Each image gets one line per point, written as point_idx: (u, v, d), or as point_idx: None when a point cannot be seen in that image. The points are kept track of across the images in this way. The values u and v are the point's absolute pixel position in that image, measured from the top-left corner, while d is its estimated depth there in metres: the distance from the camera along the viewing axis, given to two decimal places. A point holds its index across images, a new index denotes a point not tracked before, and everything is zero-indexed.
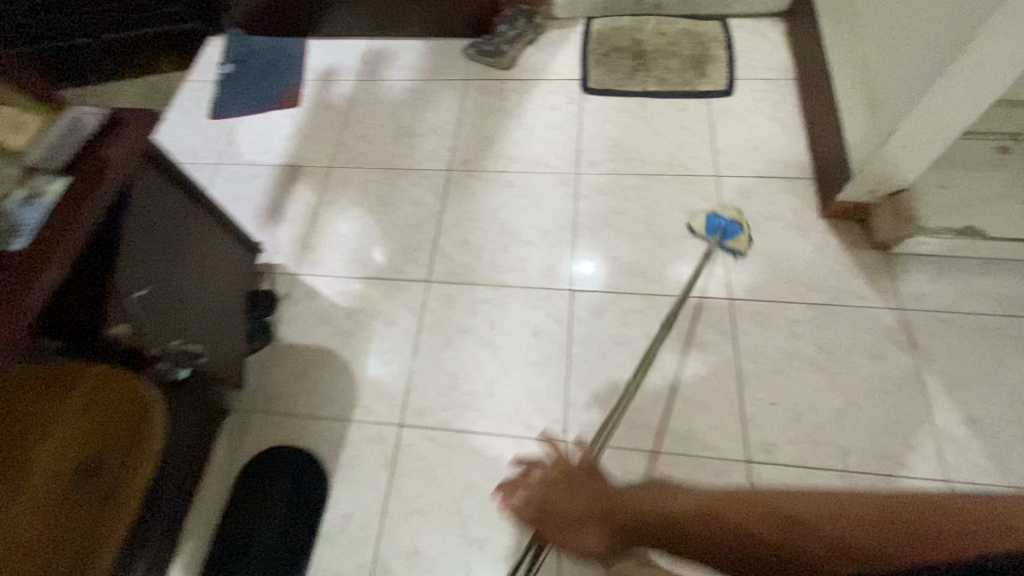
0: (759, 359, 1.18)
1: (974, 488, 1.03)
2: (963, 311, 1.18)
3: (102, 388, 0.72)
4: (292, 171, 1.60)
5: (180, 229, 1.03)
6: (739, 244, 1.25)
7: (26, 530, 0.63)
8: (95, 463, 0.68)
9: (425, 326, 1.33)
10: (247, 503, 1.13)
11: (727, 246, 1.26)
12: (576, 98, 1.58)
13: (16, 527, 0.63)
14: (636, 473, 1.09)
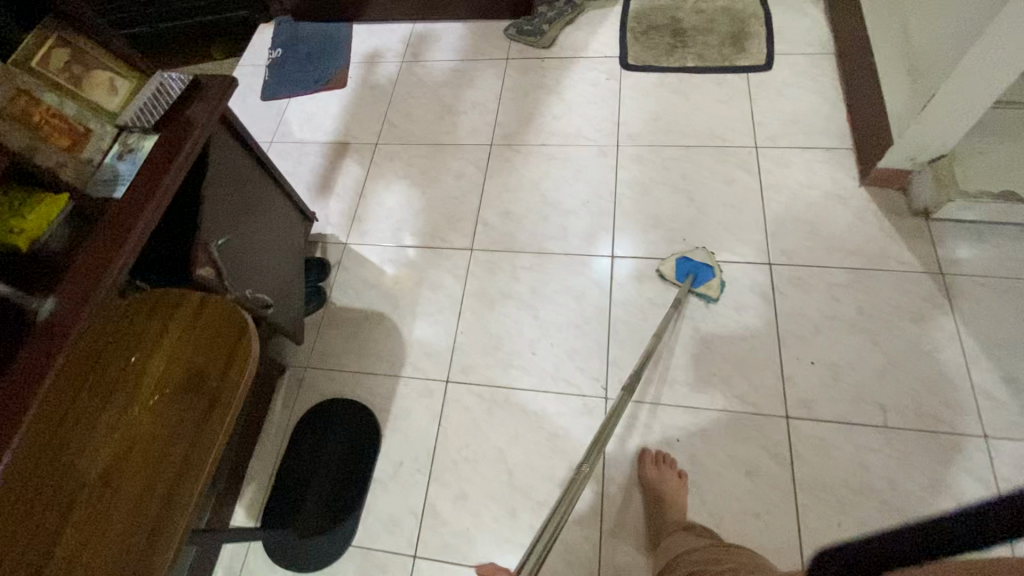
0: (798, 321, 1.21)
1: (1013, 445, 1.05)
2: (1003, 276, 1.19)
3: (203, 311, 0.79)
4: (341, 147, 1.68)
5: (251, 191, 1.10)
6: (708, 290, 1.25)
7: (144, 427, 0.71)
8: (197, 377, 0.74)
9: (470, 290, 1.38)
10: (306, 449, 1.21)
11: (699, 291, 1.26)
12: (616, 75, 1.63)
13: (135, 424, 0.71)
14: (676, 426, 1.14)
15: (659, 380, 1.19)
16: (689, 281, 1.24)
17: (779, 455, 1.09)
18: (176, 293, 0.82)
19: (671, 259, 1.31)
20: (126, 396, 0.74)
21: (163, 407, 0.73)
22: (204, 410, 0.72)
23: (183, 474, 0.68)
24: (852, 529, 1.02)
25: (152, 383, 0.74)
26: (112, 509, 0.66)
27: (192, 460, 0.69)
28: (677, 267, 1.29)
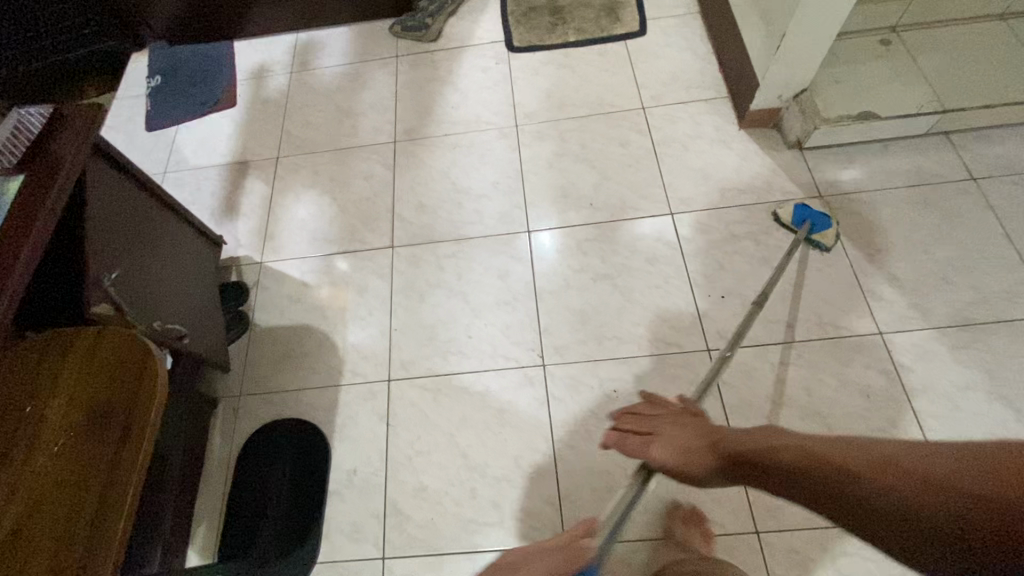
0: (706, 261, 1.30)
1: (903, 334, 1.18)
2: (872, 189, 1.33)
3: (100, 345, 0.75)
4: (241, 167, 1.63)
5: (142, 219, 1.05)
6: (824, 239, 1.26)
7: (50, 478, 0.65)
8: (101, 415, 0.70)
9: (396, 287, 1.38)
10: (255, 478, 1.17)
11: (814, 239, 1.27)
12: (504, 59, 1.68)
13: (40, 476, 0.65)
14: (612, 377, 1.21)
15: (590, 338, 1.26)
16: (809, 227, 1.25)
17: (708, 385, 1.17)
18: (66, 334, 0.76)
19: (789, 205, 1.32)
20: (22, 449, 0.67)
21: (62, 456, 0.67)
22: (113, 446, 0.68)
23: (100, 517, 0.63)
24: None
25: (50, 432, 0.69)
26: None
27: (112, 495, 0.65)
28: (794, 212, 1.29)
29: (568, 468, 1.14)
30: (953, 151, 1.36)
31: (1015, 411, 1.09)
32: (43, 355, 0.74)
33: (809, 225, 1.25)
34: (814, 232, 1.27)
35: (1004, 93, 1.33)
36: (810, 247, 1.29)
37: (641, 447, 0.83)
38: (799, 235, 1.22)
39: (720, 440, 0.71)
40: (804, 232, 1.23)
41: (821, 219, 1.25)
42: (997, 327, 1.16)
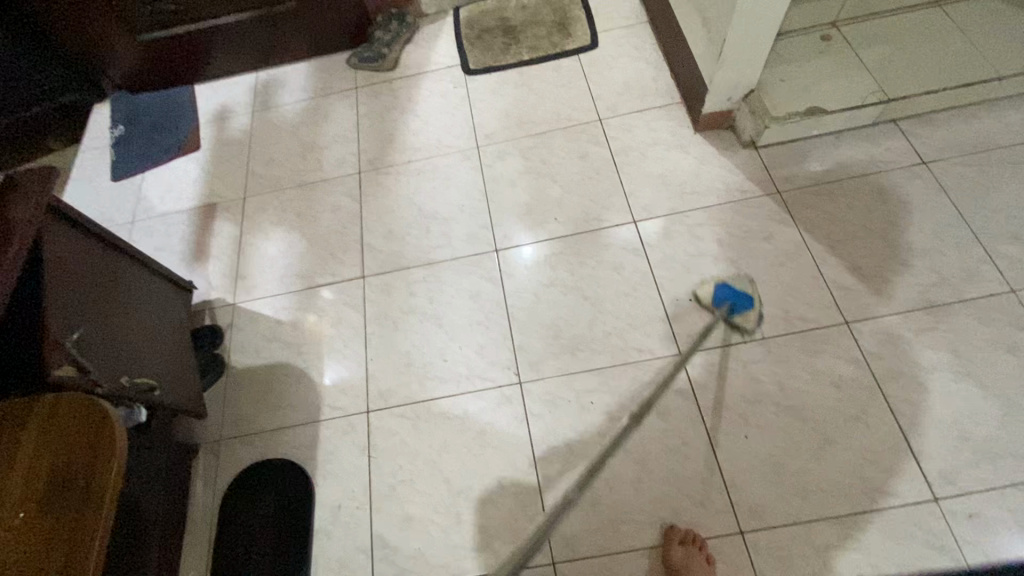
0: (671, 266, 1.32)
1: (868, 321, 1.20)
2: (827, 181, 1.36)
3: (57, 408, 0.75)
4: (208, 210, 1.63)
5: (104, 277, 1.05)
6: (745, 321, 1.21)
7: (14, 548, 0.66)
8: (62, 483, 0.71)
9: (370, 317, 1.39)
10: (239, 523, 1.16)
11: (734, 321, 1.22)
12: (462, 81, 1.70)
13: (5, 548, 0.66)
14: (588, 389, 1.22)
15: (564, 352, 1.27)
16: (728, 310, 1.20)
17: (682, 389, 1.18)
18: (26, 403, 0.77)
19: (710, 282, 1.27)
20: None
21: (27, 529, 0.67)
22: (74, 514, 0.69)
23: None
24: (759, 436, 1.11)
25: (12, 501, 0.69)
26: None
27: (75, 561, 0.65)
28: (714, 292, 1.24)
29: (551, 485, 1.14)
30: (903, 137, 1.39)
31: (983, 388, 1.11)
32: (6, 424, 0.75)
33: (728, 307, 1.21)
34: (734, 314, 1.22)
35: (946, 78, 1.36)
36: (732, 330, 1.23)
37: None
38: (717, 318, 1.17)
39: None
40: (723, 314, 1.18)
41: (742, 300, 1.21)
42: (959, 306, 1.18)
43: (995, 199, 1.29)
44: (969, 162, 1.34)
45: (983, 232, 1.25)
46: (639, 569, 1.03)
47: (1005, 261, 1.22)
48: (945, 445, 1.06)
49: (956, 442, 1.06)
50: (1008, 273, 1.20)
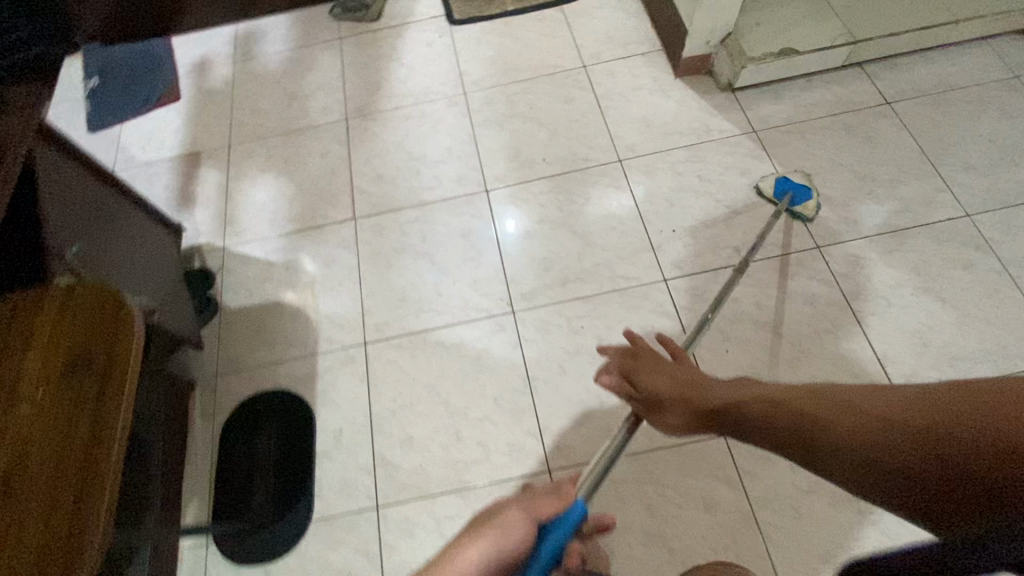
0: (654, 201, 1.38)
1: (838, 246, 1.28)
2: (799, 120, 1.44)
3: (71, 296, 0.71)
4: (192, 158, 1.62)
5: (100, 206, 1.06)
6: (806, 210, 1.30)
7: (43, 420, 0.63)
8: (82, 361, 0.67)
9: (363, 256, 1.41)
10: (239, 450, 1.18)
11: (795, 211, 1.30)
12: (447, 31, 1.73)
13: (34, 419, 0.63)
14: (579, 314, 1.27)
15: (555, 281, 1.32)
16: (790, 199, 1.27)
17: (666, 311, 1.25)
18: (37, 290, 0.72)
19: (769, 178, 1.35)
20: (9, 394, 0.65)
21: (42, 411, 0.64)
22: (99, 397, 0.65)
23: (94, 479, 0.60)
24: (739, 350, 1.19)
25: (38, 379, 0.66)
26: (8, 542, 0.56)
27: (101, 436, 0.63)
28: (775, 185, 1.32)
29: (547, 403, 1.19)
30: (868, 80, 1.47)
31: (940, 301, 1.20)
32: (20, 308, 0.70)
33: (790, 198, 1.28)
34: (795, 204, 1.30)
35: (908, 22, 1.45)
36: (796, 219, 1.32)
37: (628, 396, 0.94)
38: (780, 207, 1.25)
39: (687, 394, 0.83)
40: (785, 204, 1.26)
41: (801, 190, 1.28)
42: (918, 230, 1.28)
43: (951, 134, 1.39)
44: (928, 102, 1.44)
45: (941, 163, 1.35)
46: (630, 473, 1.10)
47: (960, 188, 1.32)
48: (908, 352, 1.16)
49: (917, 348, 1.16)
50: (962, 200, 1.31)
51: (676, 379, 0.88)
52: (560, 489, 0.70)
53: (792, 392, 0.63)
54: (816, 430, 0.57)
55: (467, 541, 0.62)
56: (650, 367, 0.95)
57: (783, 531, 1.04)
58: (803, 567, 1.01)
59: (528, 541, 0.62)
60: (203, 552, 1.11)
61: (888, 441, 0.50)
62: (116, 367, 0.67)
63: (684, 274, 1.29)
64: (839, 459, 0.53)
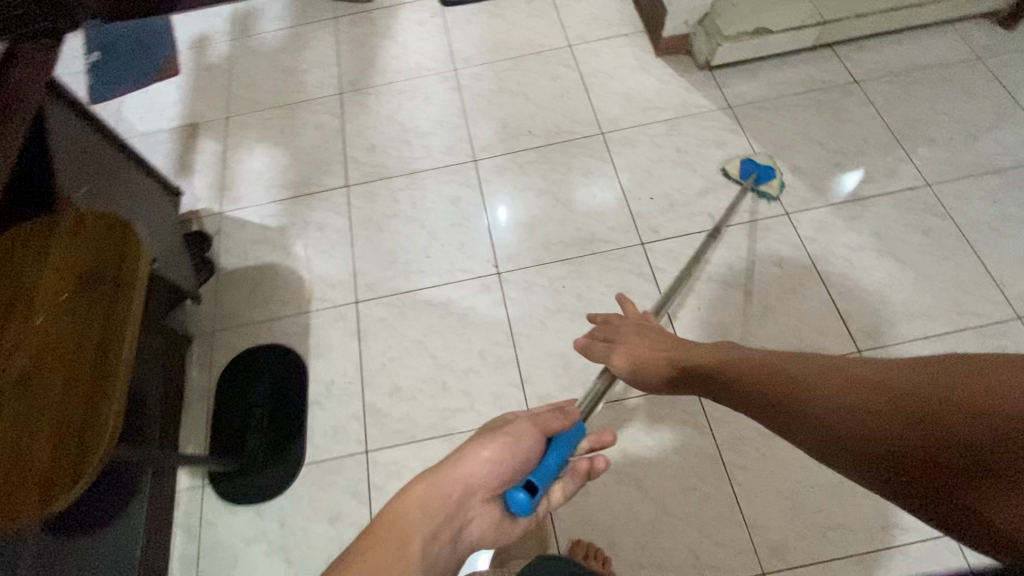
0: (634, 170, 1.45)
1: (806, 212, 1.35)
2: (773, 97, 1.52)
3: (82, 223, 0.76)
4: (191, 129, 1.67)
5: (104, 161, 1.11)
6: (770, 188, 1.37)
7: (58, 326, 0.69)
8: (94, 278, 0.72)
9: (356, 221, 1.47)
10: (235, 399, 1.24)
11: (761, 189, 1.38)
12: (439, 12, 1.79)
13: (50, 326, 0.69)
14: (560, 274, 1.34)
15: (539, 244, 1.38)
16: (755, 178, 1.35)
17: (643, 272, 1.32)
18: (50, 218, 0.78)
19: (736, 159, 1.42)
20: (25, 308, 0.70)
21: (57, 320, 0.69)
22: (108, 307, 0.70)
23: (104, 383, 0.66)
24: (710, 307, 1.26)
25: (52, 294, 0.71)
26: (35, 429, 0.63)
27: (109, 343, 0.68)
28: (741, 166, 1.40)
29: (529, 356, 1.26)
30: (838, 61, 1.56)
31: (899, 263, 1.28)
32: (32, 233, 0.76)
33: (755, 177, 1.36)
34: (760, 183, 1.38)
35: (875, 3, 1.52)
36: (761, 199, 1.38)
37: (607, 349, 1.02)
38: (745, 185, 1.32)
39: (678, 355, 0.88)
40: (750, 182, 1.34)
41: (765, 169, 1.36)
42: (881, 198, 1.36)
43: (915, 111, 1.47)
44: (894, 81, 1.52)
45: (905, 137, 1.43)
46: (605, 418, 1.17)
47: (921, 160, 1.40)
48: (869, 310, 1.23)
49: (876, 305, 1.24)
50: (923, 170, 1.38)
51: (659, 339, 0.96)
52: (563, 408, 0.78)
53: (793, 368, 0.64)
54: (807, 393, 0.60)
55: (482, 442, 0.70)
56: (634, 328, 1.03)
57: (749, 472, 1.10)
58: (767, 504, 1.07)
59: (535, 449, 0.71)
60: (199, 492, 1.16)
61: (882, 409, 0.52)
62: (125, 283, 0.72)
63: (661, 237, 1.36)
64: (830, 422, 0.56)
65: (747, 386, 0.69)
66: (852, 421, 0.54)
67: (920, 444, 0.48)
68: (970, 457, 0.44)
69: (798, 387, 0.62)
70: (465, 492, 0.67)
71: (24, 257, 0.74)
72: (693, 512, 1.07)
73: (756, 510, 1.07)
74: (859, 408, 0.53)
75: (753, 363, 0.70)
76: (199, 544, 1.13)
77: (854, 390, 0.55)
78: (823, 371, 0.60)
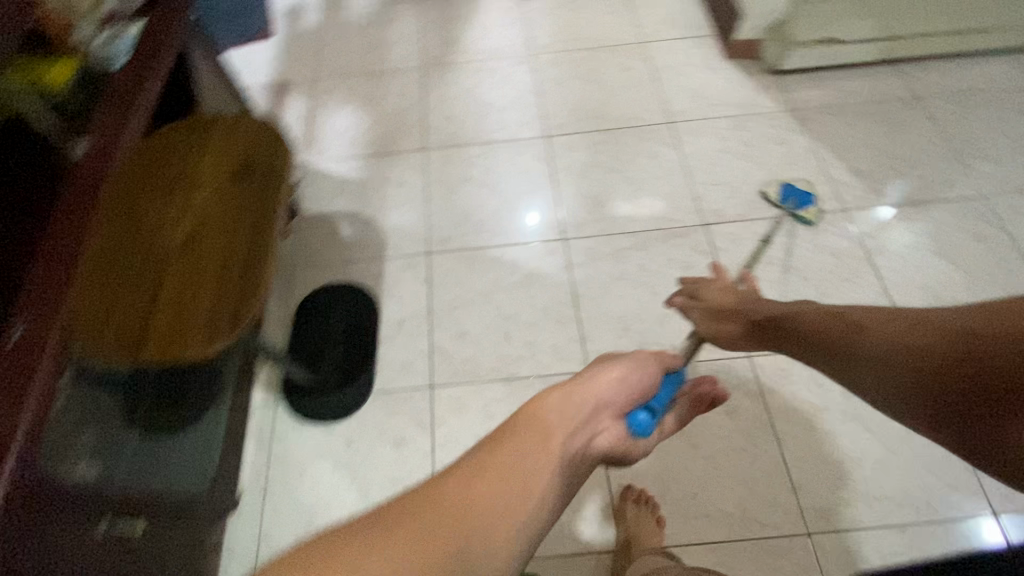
0: (700, 157, 1.53)
1: (864, 210, 1.42)
2: (835, 104, 1.60)
3: (239, 121, 0.86)
4: (281, 88, 1.79)
5: (223, 94, 1.20)
6: (807, 214, 1.39)
7: (219, 204, 0.79)
8: (248, 167, 0.82)
9: (432, 181, 1.56)
10: (308, 327, 1.29)
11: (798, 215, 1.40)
12: (520, 2, 1.91)
13: (211, 203, 0.79)
14: (625, 245, 1.41)
15: (605, 216, 1.46)
16: (793, 203, 1.39)
17: (704, 249, 1.39)
18: (209, 116, 0.88)
19: (775, 183, 1.45)
20: (188, 188, 0.81)
21: (218, 199, 0.79)
22: (262, 191, 0.79)
23: (255, 247, 0.75)
24: (768, 287, 1.32)
25: (211, 178, 0.81)
26: (199, 286, 0.73)
27: (262, 223, 0.77)
28: (781, 190, 1.43)
29: (591, 316, 1.32)
30: (899, 76, 1.64)
31: (952, 263, 1.34)
32: (195, 128, 0.86)
33: (793, 202, 1.39)
34: (798, 209, 1.41)
35: (943, 21, 1.59)
36: (797, 223, 1.42)
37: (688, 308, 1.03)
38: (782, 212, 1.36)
39: (752, 312, 0.90)
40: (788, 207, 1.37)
41: (803, 196, 1.39)
42: (937, 204, 1.42)
43: (972, 127, 1.54)
44: (953, 99, 1.59)
45: (961, 151, 1.50)
46: None
47: (976, 173, 1.46)
48: (920, 303, 1.29)
49: (928, 299, 1.29)
50: (978, 182, 1.45)
51: (738, 299, 0.96)
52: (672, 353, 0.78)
53: (865, 315, 0.70)
54: (880, 342, 0.64)
55: (607, 365, 0.68)
56: (715, 285, 1.04)
57: (798, 439, 1.15)
58: (816, 470, 1.12)
59: (654, 379, 0.71)
60: (272, 410, 1.25)
61: (947, 354, 0.56)
62: (276, 175, 0.81)
63: (723, 220, 1.43)
64: (899, 362, 0.61)
65: (822, 336, 0.73)
66: (923, 362, 0.58)
67: (969, 379, 0.53)
68: (1008, 387, 0.50)
69: (874, 337, 0.65)
70: (597, 408, 0.64)
71: (188, 146, 0.85)
72: (744, 471, 1.12)
73: (805, 474, 1.12)
74: (931, 355, 0.58)
75: (819, 315, 0.76)
76: (270, 454, 1.20)
77: (927, 337, 0.59)
78: (891, 321, 0.66)
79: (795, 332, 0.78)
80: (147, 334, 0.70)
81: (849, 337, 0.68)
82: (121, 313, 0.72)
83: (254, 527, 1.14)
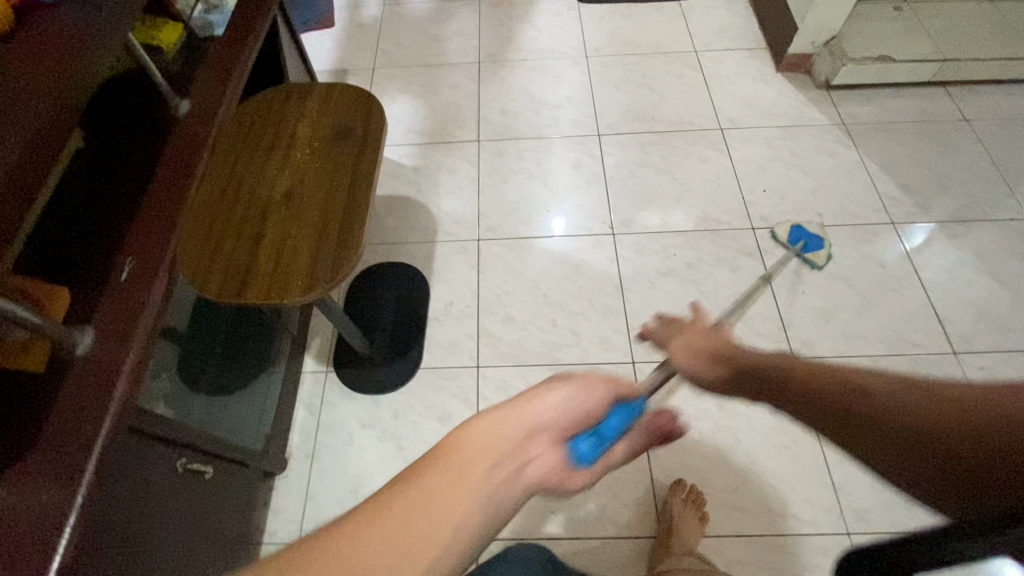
0: (749, 164, 1.56)
1: (909, 225, 1.43)
2: (885, 121, 1.62)
3: (334, 90, 0.92)
4: (340, 74, 1.85)
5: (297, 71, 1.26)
6: (816, 257, 1.37)
7: (316, 164, 0.83)
8: (343, 132, 0.87)
9: (483, 171, 1.60)
10: (361, 303, 1.36)
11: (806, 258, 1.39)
12: (575, 6, 1.96)
13: (308, 164, 0.84)
14: (671, 243, 1.44)
15: (652, 215, 1.49)
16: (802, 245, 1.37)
17: (751, 252, 1.41)
18: (305, 85, 0.93)
19: (785, 223, 1.43)
20: (286, 150, 0.86)
21: (312, 162, 0.84)
22: (358, 155, 0.84)
23: (350, 205, 0.79)
24: (814, 293, 1.34)
25: (308, 141, 0.86)
26: (296, 240, 0.77)
27: (358, 184, 0.81)
28: (789, 232, 1.41)
29: (637, 310, 1.35)
30: (950, 99, 1.65)
31: (998, 281, 1.35)
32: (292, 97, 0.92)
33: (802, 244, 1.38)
34: (807, 251, 1.39)
35: (994, 52, 1.63)
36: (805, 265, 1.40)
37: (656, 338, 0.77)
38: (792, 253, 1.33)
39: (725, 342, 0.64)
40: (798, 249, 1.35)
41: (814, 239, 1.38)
42: (984, 224, 1.43)
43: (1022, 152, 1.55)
44: (1004, 124, 1.60)
45: (1010, 174, 1.51)
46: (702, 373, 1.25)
47: None
48: (966, 319, 1.30)
49: (974, 315, 1.30)
50: None
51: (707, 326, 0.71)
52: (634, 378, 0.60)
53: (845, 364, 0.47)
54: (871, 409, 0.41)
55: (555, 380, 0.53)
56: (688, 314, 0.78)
57: None
58: (857, 473, 1.13)
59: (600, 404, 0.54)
60: (323, 376, 1.28)
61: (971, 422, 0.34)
62: (371, 141, 0.85)
63: (769, 225, 1.45)
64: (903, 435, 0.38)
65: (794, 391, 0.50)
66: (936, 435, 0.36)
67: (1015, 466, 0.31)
68: None
69: (859, 396, 0.43)
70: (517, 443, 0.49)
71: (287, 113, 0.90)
72: (784, 468, 1.13)
73: (845, 477, 1.12)
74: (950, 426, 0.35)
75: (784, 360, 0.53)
76: (318, 421, 1.23)
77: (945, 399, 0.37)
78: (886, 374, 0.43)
79: (757, 381, 0.54)
80: (248, 281, 0.73)
81: (832, 399, 0.45)
82: (224, 259, 0.75)
83: (300, 488, 1.16)
